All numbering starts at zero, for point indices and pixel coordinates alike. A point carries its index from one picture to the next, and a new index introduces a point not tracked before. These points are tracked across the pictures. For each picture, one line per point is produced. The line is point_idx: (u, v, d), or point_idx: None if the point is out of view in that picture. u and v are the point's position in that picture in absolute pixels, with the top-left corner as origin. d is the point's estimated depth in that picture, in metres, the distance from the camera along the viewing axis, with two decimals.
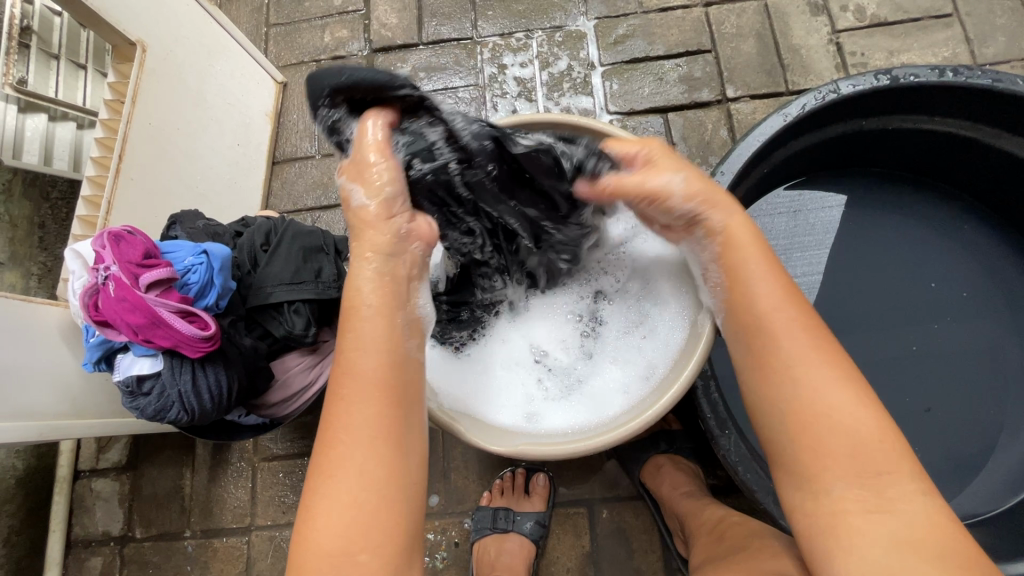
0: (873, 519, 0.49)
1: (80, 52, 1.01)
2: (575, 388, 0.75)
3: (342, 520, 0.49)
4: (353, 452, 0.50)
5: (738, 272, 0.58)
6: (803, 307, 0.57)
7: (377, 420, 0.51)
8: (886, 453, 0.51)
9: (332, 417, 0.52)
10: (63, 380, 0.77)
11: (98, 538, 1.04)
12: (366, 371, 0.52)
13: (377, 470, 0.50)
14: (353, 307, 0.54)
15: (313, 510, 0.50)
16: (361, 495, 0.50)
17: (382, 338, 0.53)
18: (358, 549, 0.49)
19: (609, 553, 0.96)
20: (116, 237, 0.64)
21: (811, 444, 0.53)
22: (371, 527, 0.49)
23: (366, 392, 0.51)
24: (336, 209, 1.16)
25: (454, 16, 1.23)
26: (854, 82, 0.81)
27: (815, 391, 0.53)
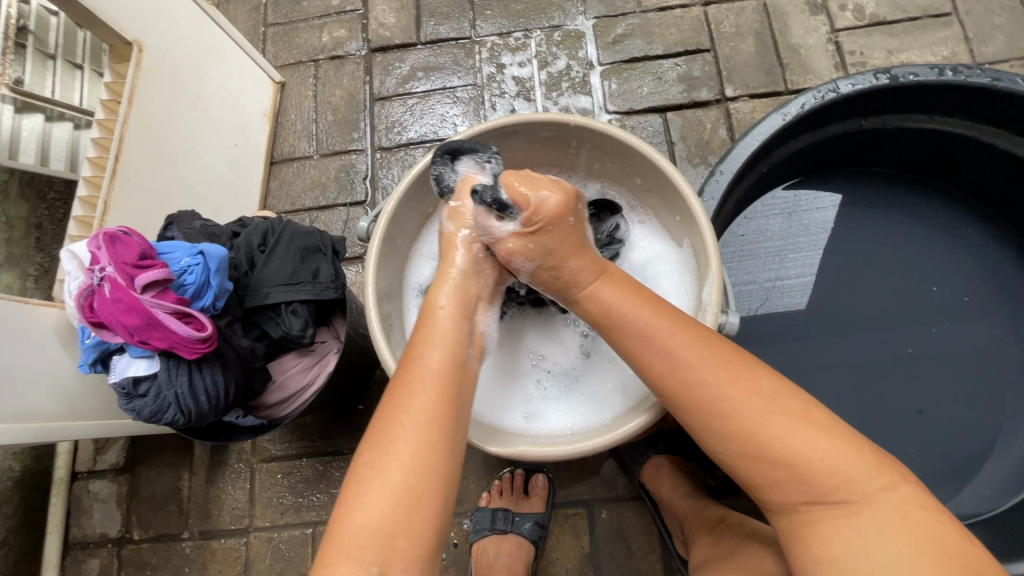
0: (841, 528, 0.50)
1: (76, 52, 1.00)
2: (574, 387, 0.74)
3: (389, 503, 0.49)
4: (413, 437, 0.51)
5: (612, 321, 0.58)
6: (698, 334, 0.55)
7: (439, 414, 0.52)
8: (836, 461, 0.50)
9: (393, 403, 0.53)
10: (59, 381, 0.76)
11: (96, 540, 1.04)
12: (435, 367, 0.55)
13: (433, 461, 0.51)
14: (428, 313, 0.59)
15: (359, 491, 0.49)
16: (412, 481, 0.49)
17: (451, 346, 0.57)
18: (400, 533, 0.48)
19: (608, 554, 0.96)
20: (112, 238, 0.64)
21: (771, 477, 0.52)
22: (420, 509, 0.49)
23: (434, 385, 0.54)
24: (334, 209, 1.16)
25: (452, 16, 1.23)
26: (852, 81, 0.81)
27: (732, 415, 0.52)
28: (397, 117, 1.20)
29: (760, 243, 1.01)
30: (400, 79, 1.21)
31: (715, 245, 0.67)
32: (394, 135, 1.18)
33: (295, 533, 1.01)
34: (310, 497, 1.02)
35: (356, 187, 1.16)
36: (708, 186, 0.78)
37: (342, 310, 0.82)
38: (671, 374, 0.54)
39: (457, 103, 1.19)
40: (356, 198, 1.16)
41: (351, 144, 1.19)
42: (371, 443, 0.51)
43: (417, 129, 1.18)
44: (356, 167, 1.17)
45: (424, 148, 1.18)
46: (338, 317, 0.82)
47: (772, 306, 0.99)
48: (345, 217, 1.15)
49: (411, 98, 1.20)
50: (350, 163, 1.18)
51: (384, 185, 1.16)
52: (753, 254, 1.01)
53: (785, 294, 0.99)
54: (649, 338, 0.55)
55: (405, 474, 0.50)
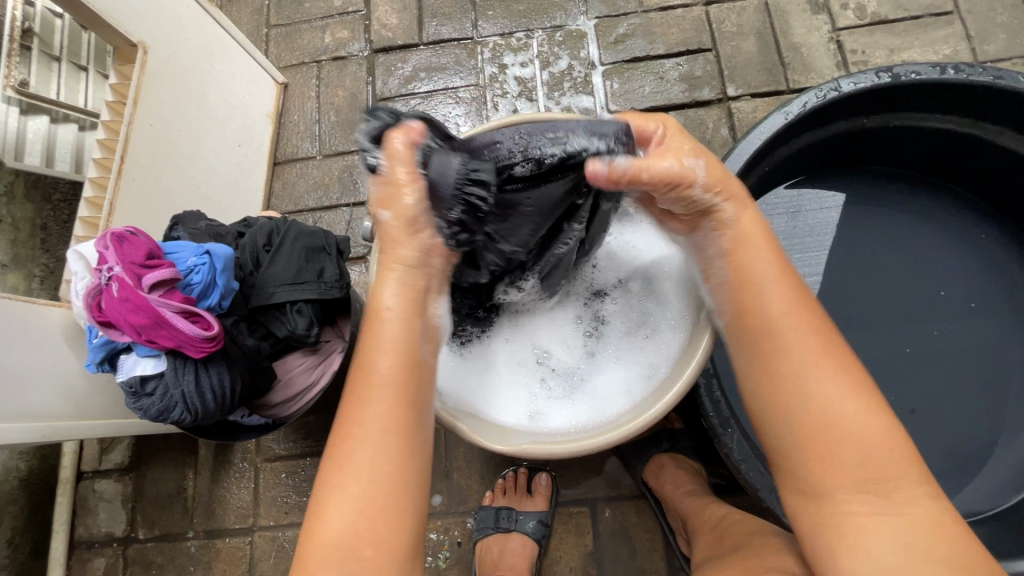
0: (882, 523, 0.51)
1: (81, 54, 1.01)
2: (578, 388, 0.75)
3: (349, 517, 0.51)
4: (366, 453, 0.52)
5: (751, 285, 0.59)
6: (813, 310, 0.59)
7: (391, 422, 0.53)
8: (895, 458, 0.53)
9: (347, 418, 0.54)
10: (66, 381, 0.77)
11: (102, 539, 1.04)
12: (385, 374, 0.55)
13: (386, 473, 0.52)
14: (374, 317, 0.57)
15: (320, 510, 0.52)
16: (372, 493, 0.52)
17: (405, 346, 0.56)
18: (363, 544, 0.51)
19: (612, 552, 0.96)
20: (119, 238, 0.64)
21: (816, 451, 0.54)
22: (377, 523, 0.51)
23: (385, 393, 0.54)
24: (337, 209, 1.16)
25: (454, 16, 1.23)
26: (855, 80, 0.81)
27: (808, 380, 0.55)
28: None
29: None
30: (403, 80, 1.22)
31: None
32: None
33: (299, 532, 1.01)
34: None
35: (359, 188, 1.17)
36: None
37: (347, 309, 0.82)
38: (770, 334, 0.58)
39: (459, 103, 1.19)
40: (358, 198, 1.16)
41: (353, 144, 1.19)
42: (332, 457, 0.53)
43: None
44: (359, 167, 1.18)
45: None
46: (343, 316, 0.82)
47: None
48: (348, 217, 1.16)
49: (413, 99, 1.21)
50: (353, 163, 1.18)
51: None
52: None
53: None
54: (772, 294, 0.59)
55: (360, 489, 0.52)
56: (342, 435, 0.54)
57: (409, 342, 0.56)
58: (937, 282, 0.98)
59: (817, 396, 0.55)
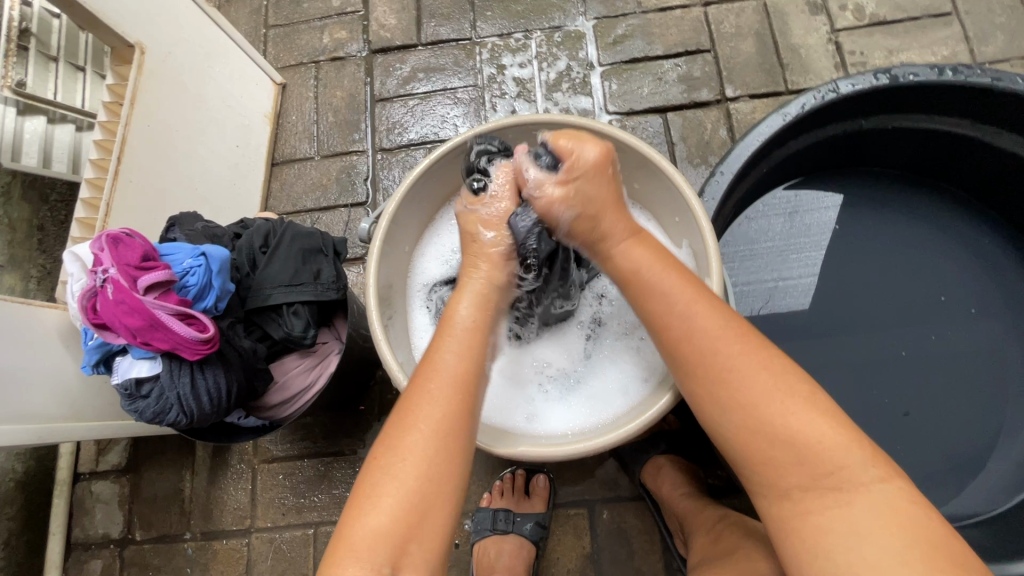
0: (834, 518, 0.49)
1: (78, 54, 1.01)
2: (576, 389, 0.74)
3: (403, 507, 0.49)
4: (424, 445, 0.51)
5: (647, 299, 0.58)
6: (718, 313, 0.56)
7: (454, 418, 0.53)
8: (836, 449, 0.51)
9: (407, 409, 0.53)
10: (62, 382, 0.76)
11: (99, 540, 1.04)
12: (451, 371, 0.54)
13: (443, 468, 0.51)
14: (447, 318, 0.58)
15: (371, 494, 0.49)
16: (428, 485, 0.50)
17: (465, 350, 0.56)
18: (410, 539, 0.48)
19: (610, 554, 0.96)
20: (115, 240, 0.64)
21: (763, 452, 0.53)
22: (423, 521, 0.49)
23: (450, 390, 0.54)
24: (335, 210, 1.16)
25: (453, 17, 1.23)
26: (853, 81, 0.81)
27: (747, 394, 0.53)
28: (397, 118, 1.20)
29: (762, 242, 1.01)
30: (401, 81, 1.21)
31: (716, 246, 0.67)
32: (394, 136, 1.19)
33: (296, 533, 1.01)
34: (311, 497, 1.02)
35: (357, 189, 1.17)
36: (708, 186, 0.79)
37: (344, 311, 0.82)
38: (693, 343, 0.56)
39: (458, 104, 1.19)
40: (356, 199, 1.16)
41: (352, 145, 1.19)
42: (385, 449, 0.51)
43: (418, 130, 1.19)
44: (357, 168, 1.18)
45: (425, 149, 1.18)
46: (340, 317, 0.82)
47: (774, 307, 0.99)
48: (346, 218, 1.15)
49: (411, 99, 1.20)
50: (351, 164, 1.18)
51: (385, 186, 1.16)
52: (755, 254, 1.01)
53: (786, 295, 0.99)
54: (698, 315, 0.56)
55: (412, 484, 0.50)
56: (397, 428, 0.52)
57: (468, 349, 0.56)
58: (936, 284, 0.98)
59: (753, 408, 0.52)
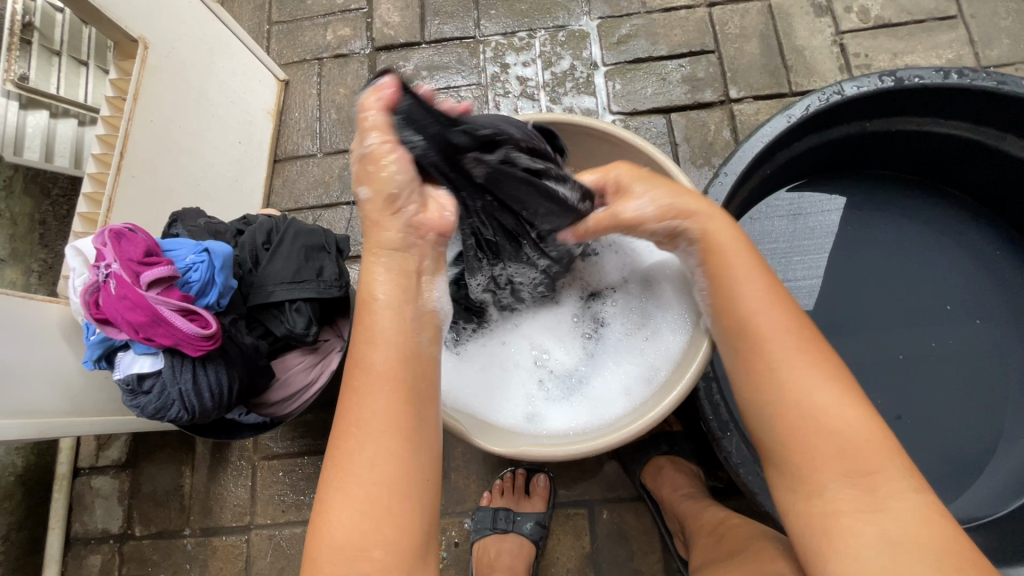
0: (866, 522, 0.50)
1: (81, 49, 1.01)
2: (576, 390, 0.75)
3: (356, 512, 0.49)
4: (368, 448, 0.49)
5: (729, 290, 0.58)
6: (782, 297, 0.57)
7: (393, 418, 0.50)
8: (874, 453, 0.51)
9: (345, 413, 0.51)
10: (63, 377, 0.76)
11: (98, 535, 1.04)
12: (378, 365, 0.51)
13: (389, 469, 0.49)
14: (364, 302, 0.53)
15: (327, 501, 0.50)
16: (381, 486, 0.49)
17: (387, 339, 0.51)
18: (371, 544, 0.48)
19: (609, 554, 0.96)
20: (117, 235, 0.64)
21: (802, 445, 0.53)
22: (382, 527, 0.49)
23: (376, 388, 0.50)
24: (337, 208, 1.16)
25: (457, 15, 1.23)
26: (858, 83, 0.81)
27: (787, 376, 0.54)
28: None
29: (764, 243, 1.01)
30: (404, 78, 1.21)
31: None
32: None
33: (296, 531, 1.01)
34: (311, 495, 1.02)
35: None
36: (712, 187, 0.78)
37: (347, 309, 0.82)
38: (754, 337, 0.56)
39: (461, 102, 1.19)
40: None
41: (354, 143, 1.19)
42: (335, 456, 0.51)
43: None
44: None
45: None
46: (342, 317, 0.81)
47: None
48: (348, 216, 1.15)
49: None
50: None
51: None
52: (758, 253, 1.01)
53: (790, 294, 0.99)
54: (766, 319, 0.56)
55: (361, 492, 0.49)
56: (340, 434, 0.51)
57: (387, 335, 0.51)
58: (939, 287, 0.98)
59: (800, 393, 0.53)
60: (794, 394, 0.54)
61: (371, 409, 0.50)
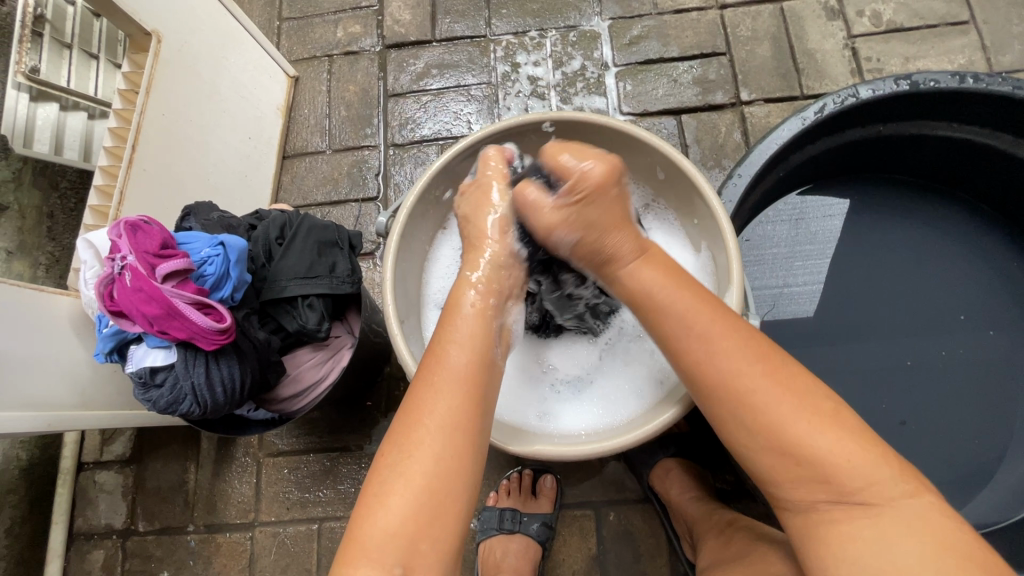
0: (861, 528, 0.49)
1: (92, 42, 1.00)
2: (588, 391, 0.74)
3: (413, 504, 0.48)
4: (437, 439, 0.51)
5: (648, 298, 0.57)
6: (732, 323, 0.55)
7: (468, 416, 0.52)
8: (861, 467, 0.49)
9: (417, 403, 0.52)
10: (72, 370, 0.76)
11: (101, 531, 1.04)
12: (461, 365, 0.54)
13: (457, 461, 0.51)
14: (452, 308, 0.59)
15: (380, 492, 0.49)
16: (439, 477, 0.49)
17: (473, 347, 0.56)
18: (421, 537, 0.48)
19: (616, 556, 0.95)
20: (133, 227, 0.64)
21: (781, 469, 0.51)
22: (434, 520, 0.48)
23: (457, 385, 0.53)
24: (345, 205, 1.15)
25: (468, 14, 1.23)
26: (873, 87, 0.81)
27: (728, 370, 0.53)
28: (410, 114, 1.19)
29: (766, 247, 1.01)
30: (414, 76, 1.21)
31: (737, 247, 0.67)
32: (407, 132, 1.18)
33: (301, 528, 1.01)
34: (316, 492, 1.02)
35: (368, 184, 1.16)
36: (725, 188, 0.78)
37: (357, 306, 0.81)
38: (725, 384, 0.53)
39: (471, 101, 1.19)
40: (367, 194, 1.15)
41: (363, 140, 1.19)
42: (397, 443, 0.51)
43: (431, 127, 1.18)
44: (368, 163, 1.17)
45: (437, 146, 1.17)
46: (353, 312, 0.81)
47: (777, 313, 0.98)
48: (356, 213, 1.15)
49: (425, 96, 1.20)
50: (363, 159, 1.18)
51: (397, 181, 1.16)
52: (761, 258, 1.01)
53: (789, 301, 0.99)
54: (722, 356, 0.53)
55: (425, 478, 0.49)
56: (405, 423, 0.52)
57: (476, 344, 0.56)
58: (950, 293, 0.98)
59: (782, 428, 0.50)
60: (749, 407, 0.52)
61: (446, 402, 0.52)
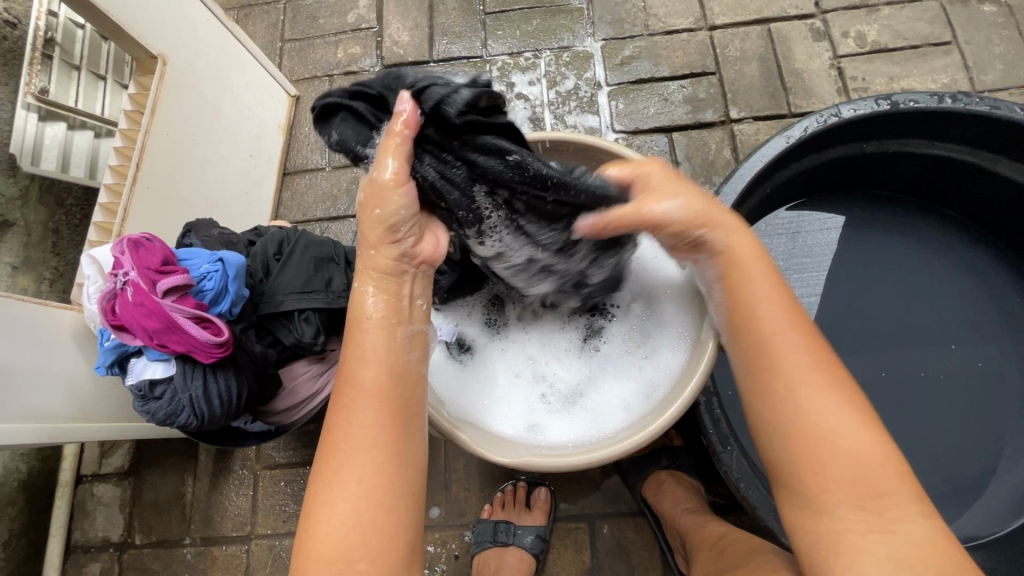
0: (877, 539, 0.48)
1: (100, 64, 1.03)
2: (578, 403, 0.76)
3: (342, 525, 0.49)
4: (360, 459, 0.50)
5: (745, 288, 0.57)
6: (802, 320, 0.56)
7: (380, 433, 0.51)
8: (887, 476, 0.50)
9: (337, 426, 0.52)
10: (73, 382, 0.77)
11: (98, 544, 1.04)
12: (370, 381, 0.52)
13: (383, 479, 0.51)
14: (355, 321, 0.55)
15: (314, 517, 0.50)
16: (371, 495, 0.50)
17: (381, 359, 0.53)
18: (358, 555, 0.48)
19: (609, 569, 0.96)
20: (135, 243, 0.66)
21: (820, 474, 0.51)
22: (368, 536, 0.49)
23: (371, 404, 0.52)
24: (344, 220, 1.18)
25: (465, 35, 1.26)
26: (854, 107, 0.83)
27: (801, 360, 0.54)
28: None
29: None
30: None
31: None
32: None
33: (296, 541, 1.01)
34: None
35: None
36: None
37: None
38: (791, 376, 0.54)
39: None
40: None
41: None
42: (321, 468, 0.52)
43: None
44: None
45: None
46: None
47: None
48: (355, 228, 1.17)
49: None
50: (361, 175, 1.20)
51: None
52: None
53: None
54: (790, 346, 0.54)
55: (349, 505, 0.50)
56: (327, 449, 0.52)
57: (382, 354, 0.54)
58: (937, 306, 0.99)
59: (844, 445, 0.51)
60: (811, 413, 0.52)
61: (363, 424, 0.51)
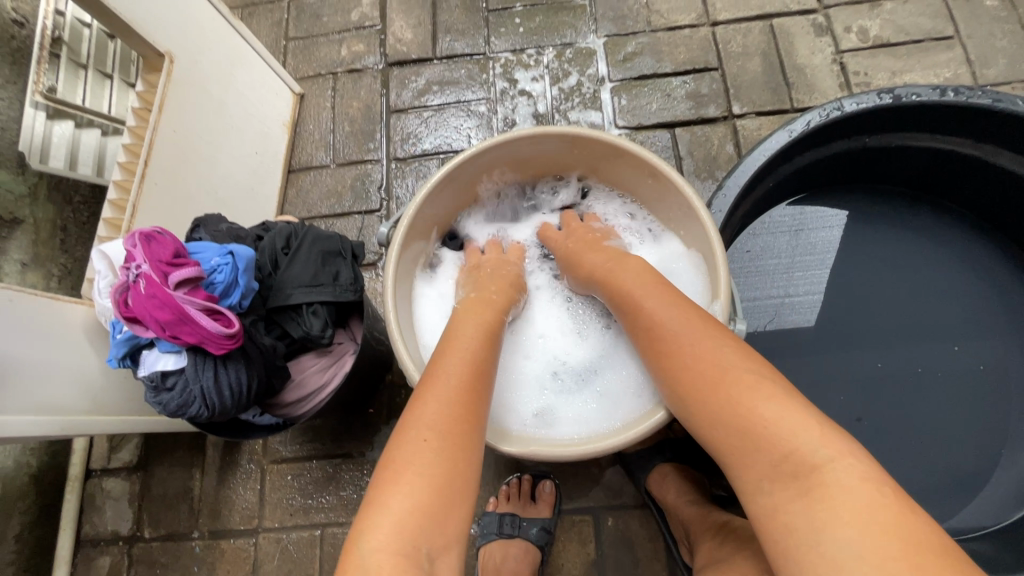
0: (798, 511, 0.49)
1: (107, 63, 1.04)
2: (590, 384, 0.77)
3: (435, 479, 0.51)
4: (458, 422, 0.55)
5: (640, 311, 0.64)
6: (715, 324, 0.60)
7: (478, 404, 0.57)
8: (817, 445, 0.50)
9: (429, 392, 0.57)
10: (84, 376, 0.78)
11: (107, 537, 1.05)
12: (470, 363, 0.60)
13: (473, 446, 0.55)
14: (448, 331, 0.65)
15: (404, 469, 0.52)
16: (457, 457, 0.53)
17: (482, 350, 0.62)
18: (448, 509, 0.51)
19: (614, 561, 0.97)
20: (147, 236, 0.66)
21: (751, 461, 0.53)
22: (456, 495, 0.52)
23: (471, 378, 0.59)
24: (349, 216, 1.19)
25: (468, 32, 1.27)
26: (857, 100, 0.84)
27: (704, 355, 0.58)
28: (412, 128, 1.23)
29: (767, 258, 1.03)
30: (416, 93, 1.25)
31: (723, 251, 0.69)
32: (409, 146, 1.22)
33: (303, 534, 1.02)
34: (319, 498, 1.04)
35: (371, 196, 1.19)
36: (715, 200, 0.81)
37: (360, 314, 0.85)
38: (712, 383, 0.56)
39: (471, 116, 1.22)
40: (370, 206, 1.19)
41: (367, 154, 1.22)
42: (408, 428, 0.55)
43: (432, 141, 1.22)
44: (371, 176, 1.20)
45: (438, 160, 1.21)
46: (355, 320, 0.84)
47: (782, 324, 1.00)
48: (359, 224, 1.18)
49: (426, 111, 1.24)
50: (365, 172, 1.21)
51: (399, 194, 1.19)
52: (762, 269, 1.03)
53: (792, 311, 1.01)
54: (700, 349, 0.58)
55: (444, 461, 0.52)
56: (418, 410, 0.56)
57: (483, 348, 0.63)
58: (940, 299, 1.00)
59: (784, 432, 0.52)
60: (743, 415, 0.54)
61: (460, 394, 0.57)
